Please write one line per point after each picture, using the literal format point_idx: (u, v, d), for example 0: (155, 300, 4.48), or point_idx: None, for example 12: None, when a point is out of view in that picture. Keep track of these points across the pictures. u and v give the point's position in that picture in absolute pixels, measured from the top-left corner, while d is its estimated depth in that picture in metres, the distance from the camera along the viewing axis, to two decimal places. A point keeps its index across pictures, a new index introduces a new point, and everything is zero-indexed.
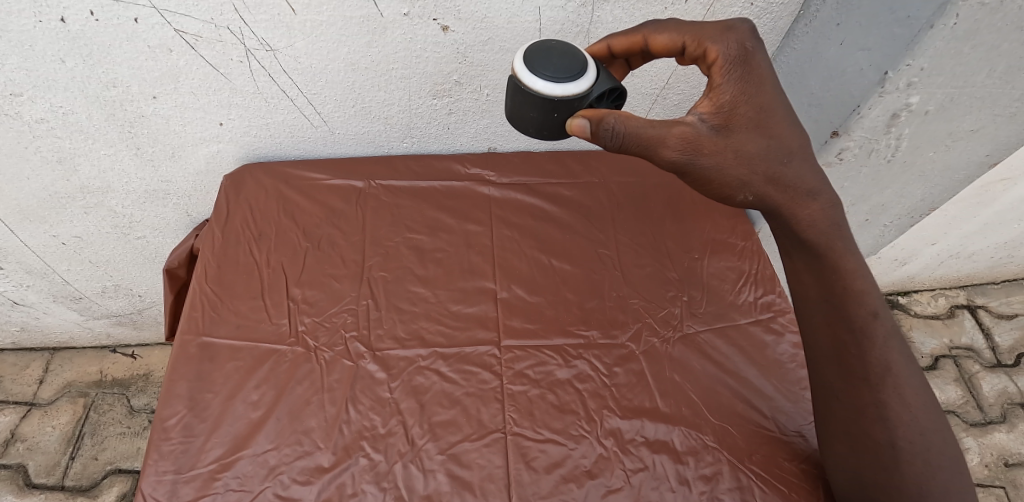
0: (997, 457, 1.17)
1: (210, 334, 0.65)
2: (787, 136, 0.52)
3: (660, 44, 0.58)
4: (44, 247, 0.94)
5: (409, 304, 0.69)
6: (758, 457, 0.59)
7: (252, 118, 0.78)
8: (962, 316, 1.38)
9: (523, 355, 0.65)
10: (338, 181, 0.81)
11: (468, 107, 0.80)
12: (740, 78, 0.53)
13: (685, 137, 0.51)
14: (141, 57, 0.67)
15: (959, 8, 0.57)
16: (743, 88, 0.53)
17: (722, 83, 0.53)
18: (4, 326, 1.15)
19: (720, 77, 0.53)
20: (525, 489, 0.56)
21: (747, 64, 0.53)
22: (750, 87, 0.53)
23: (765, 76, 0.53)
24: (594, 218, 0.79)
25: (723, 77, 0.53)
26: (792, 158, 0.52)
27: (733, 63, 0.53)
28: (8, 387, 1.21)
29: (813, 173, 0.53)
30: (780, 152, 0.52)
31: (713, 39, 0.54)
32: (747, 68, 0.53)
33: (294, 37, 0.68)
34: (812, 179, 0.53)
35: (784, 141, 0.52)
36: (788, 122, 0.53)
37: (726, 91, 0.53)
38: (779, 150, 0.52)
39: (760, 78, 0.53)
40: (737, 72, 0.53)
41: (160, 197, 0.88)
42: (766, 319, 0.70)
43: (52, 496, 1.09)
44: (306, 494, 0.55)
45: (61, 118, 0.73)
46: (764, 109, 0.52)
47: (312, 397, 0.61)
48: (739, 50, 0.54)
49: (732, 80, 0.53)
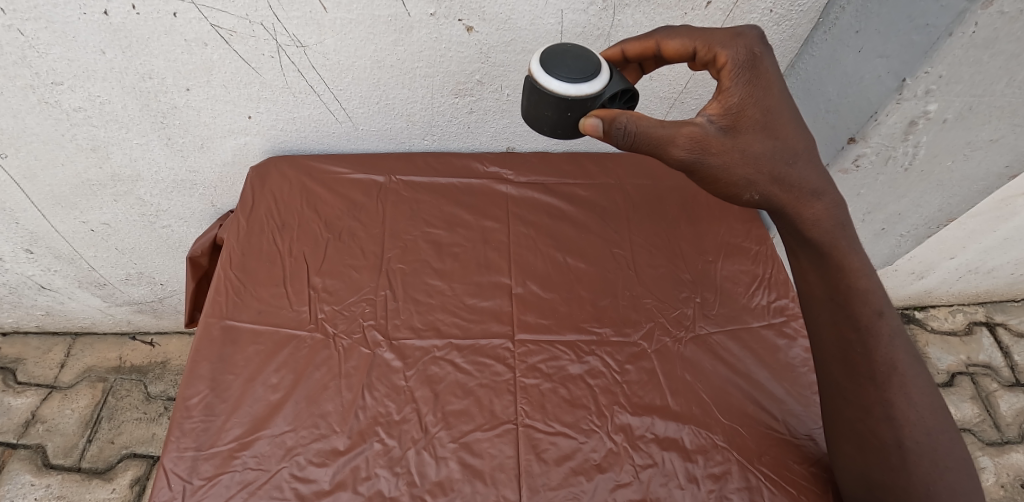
0: (1013, 478, 1.15)
1: (232, 318, 0.67)
2: (791, 137, 0.54)
3: (671, 49, 0.59)
4: (73, 233, 0.97)
5: (425, 296, 0.71)
6: (768, 458, 0.60)
7: (279, 113, 0.80)
8: (980, 333, 1.37)
9: (536, 349, 0.66)
10: (359, 176, 0.83)
11: (488, 107, 0.82)
12: (747, 81, 0.54)
13: (693, 137, 0.52)
14: (177, 51, 0.70)
15: (977, 16, 0.58)
16: (751, 91, 0.54)
17: (730, 86, 0.54)
18: (29, 310, 1.19)
19: (728, 80, 0.54)
20: (535, 479, 0.57)
21: (755, 69, 0.54)
22: (758, 91, 0.54)
23: (773, 81, 0.54)
24: (609, 219, 0.80)
25: (731, 81, 0.54)
26: (796, 159, 0.53)
27: (741, 68, 0.54)
28: (30, 370, 1.24)
29: (818, 174, 0.54)
30: (785, 153, 0.53)
31: (723, 44, 0.55)
32: (754, 73, 0.54)
33: (324, 34, 0.70)
34: (817, 180, 0.54)
35: (788, 143, 0.53)
36: (794, 124, 0.54)
37: (734, 94, 0.54)
38: (784, 151, 0.53)
39: (767, 83, 0.54)
40: (745, 76, 0.54)
41: (186, 187, 0.91)
42: (778, 323, 0.70)
43: (69, 478, 1.12)
44: (322, 476, 0.57)
45: (98, 106, 0.76)
46: (770, 111, 0.54)
47: (329, 383, 0.62)
48: (748, 56, 0.55)
49: (740, 83, 0.54)
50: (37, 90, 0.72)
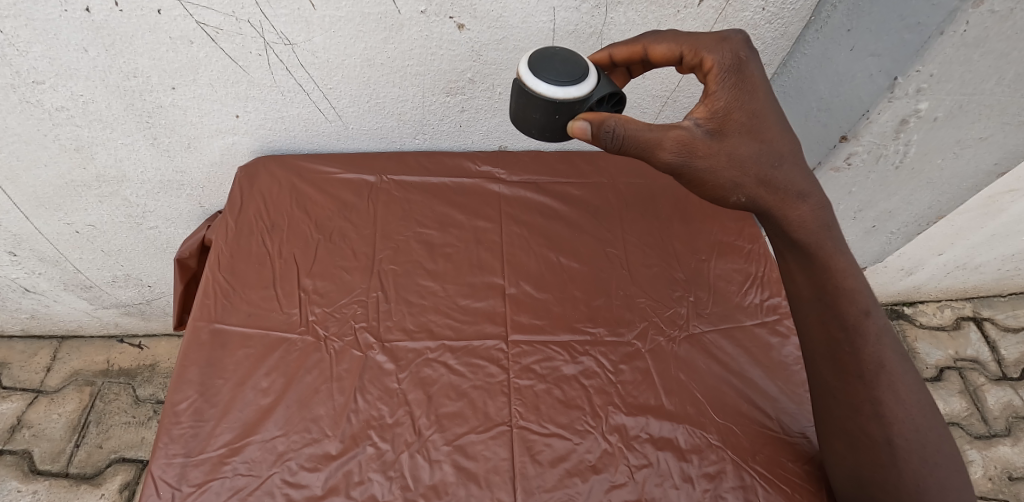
0: (1000, 470, 1.17)
1: (221, 321, 0.66)
2: (777, 140, 0.54)
3: (658, 53, 0.59)
4: (57, 235, 0.95)
5: (418, 297, 0.70)
6: (763, 457, 0.60)
7: (267, 112, 0.79)
8: (968, 328, 1.38)
9: (530, 350, 0.66)
10: (350, 176, 0.82)
11: (480, 106, 0.81)
12: (733, 85, 0.54)
13: (681, 141, 0.52)
14: (162, 49, 0.69)
15: (968, 15, 0.59)
16: (737, 95, 0.54)
17: (717, 90, 0.54)
18: (14, 313, 1.16)
19: (714, 84, 0.54)
20: (531, 482, 0.57)
21: (741, 72, 0.54)
22: (743, 94, 0.54)
23: (758, 85, 0.54)
24: (602, 218, 0.80)
25: (718, 84, 0.54)
26: (783, 161, 0.53)
27: (727, 72, 0.54)
28: (15, 374, 1.22)
29: (803, 175, 0.54)
30: (771, 156, 0.53)
31: (709, 48, 0.55)
32: (740, 76, 0.54)
33: (313, 31, 0.69)
34: (803, 181, 0.54)
35: (774, 146, 0.53)
36: (779, 127, 0.54)
37: (721, 97, 0.54)
38: (769, 154, 0.53)
39: (752, 86, 0.54)
40: (731, 80, 0.54)
41: (173, 188, 0.89)
42: (771, 322, 0.70)
43: (57, 484, 1.10)
44: (314, 481, 0.56)
45: (81, 106, 0.74)
46: (756, 115, 0.54)
47: (321, 386, 0.62)
48: (734, 59, 0.54)
49: (726, 87, 0.54)
50: (18, 89, 0.71)
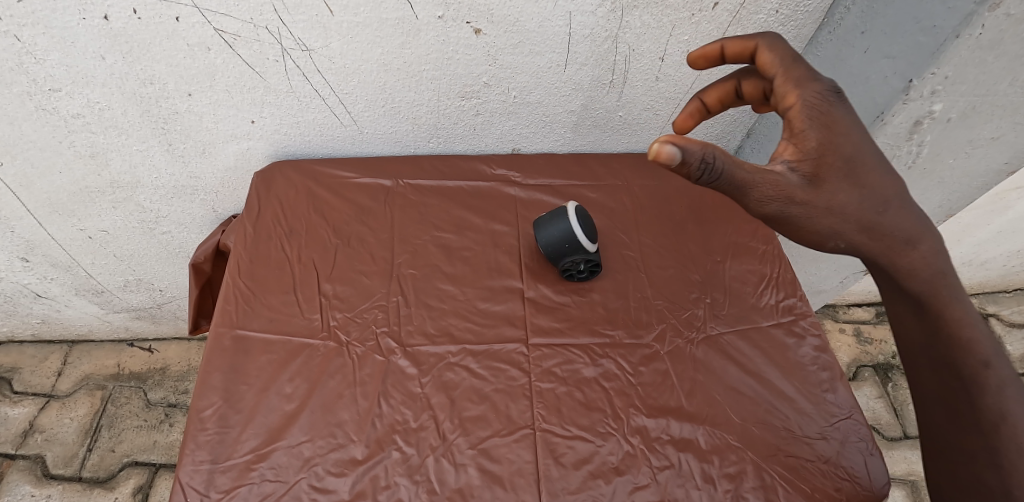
0: None
1: (243, 327, 0.66)
2: (880, 184, 0.50)
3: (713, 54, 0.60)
4: (70, 241, 0.95)
5: (437, 301, 0.70)
6: (782, 457, 0.60)
7: (283, 117, 0.79)
8: None
9: (550, 353, 0.66)
10: (366, 180, 0.82)
11: (495, 109, 0.82)
12: (823, 126, 0.49)
13: (777, 186, 0.48)
14: (180, 55, 0.69)
15: (985, 18, 0.58)
16: (831, 137, 0.49)
17: (805, 130, 0.49)
18: (25, 318, 1.16)
19: (800, 122, 0.50)
20: (555, 484, 0.57)
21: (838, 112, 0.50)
22: (837, 135, 0.49)
23: (850, 124, 0.50)
24: (618, 219, 0.80)
25: (805, 124, 0.49)
26: (887, 206, 0.49)
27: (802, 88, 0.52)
28: (26, 379, 1.22)
29: (912, 220, 0.50)
30: (876, 202, 0.49)
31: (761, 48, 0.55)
32: (827, 117, 0.49)
33: (331, 37, 0.69)
34: (910, 226, 0.50)
35: (878, 190, 0.49)
36: (877, 164, 0.50)
37: (811, 137, 0.49)
38: (875, 200, 0.49)
39: (844, 126, 0.49)
40: (820, 122, 0.49)
41: (187, 193, 0.89)
42: (787, 322, 0.71)
43: (71, 488, 1.10)
44: (341, 486, 0.56)
45: (97, 113, 0.74)
46: (853, 156, 0.49)
47: (345, 391, 0.62)
48: (818, 100, 0.50)
49: (815, 126, 0.49)
50: (34, 96, 0.71)
